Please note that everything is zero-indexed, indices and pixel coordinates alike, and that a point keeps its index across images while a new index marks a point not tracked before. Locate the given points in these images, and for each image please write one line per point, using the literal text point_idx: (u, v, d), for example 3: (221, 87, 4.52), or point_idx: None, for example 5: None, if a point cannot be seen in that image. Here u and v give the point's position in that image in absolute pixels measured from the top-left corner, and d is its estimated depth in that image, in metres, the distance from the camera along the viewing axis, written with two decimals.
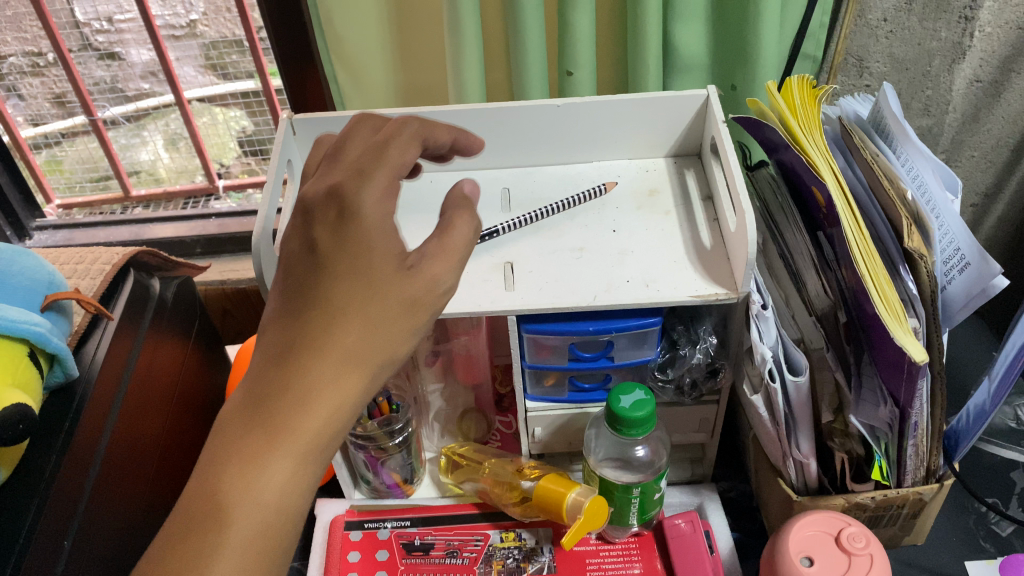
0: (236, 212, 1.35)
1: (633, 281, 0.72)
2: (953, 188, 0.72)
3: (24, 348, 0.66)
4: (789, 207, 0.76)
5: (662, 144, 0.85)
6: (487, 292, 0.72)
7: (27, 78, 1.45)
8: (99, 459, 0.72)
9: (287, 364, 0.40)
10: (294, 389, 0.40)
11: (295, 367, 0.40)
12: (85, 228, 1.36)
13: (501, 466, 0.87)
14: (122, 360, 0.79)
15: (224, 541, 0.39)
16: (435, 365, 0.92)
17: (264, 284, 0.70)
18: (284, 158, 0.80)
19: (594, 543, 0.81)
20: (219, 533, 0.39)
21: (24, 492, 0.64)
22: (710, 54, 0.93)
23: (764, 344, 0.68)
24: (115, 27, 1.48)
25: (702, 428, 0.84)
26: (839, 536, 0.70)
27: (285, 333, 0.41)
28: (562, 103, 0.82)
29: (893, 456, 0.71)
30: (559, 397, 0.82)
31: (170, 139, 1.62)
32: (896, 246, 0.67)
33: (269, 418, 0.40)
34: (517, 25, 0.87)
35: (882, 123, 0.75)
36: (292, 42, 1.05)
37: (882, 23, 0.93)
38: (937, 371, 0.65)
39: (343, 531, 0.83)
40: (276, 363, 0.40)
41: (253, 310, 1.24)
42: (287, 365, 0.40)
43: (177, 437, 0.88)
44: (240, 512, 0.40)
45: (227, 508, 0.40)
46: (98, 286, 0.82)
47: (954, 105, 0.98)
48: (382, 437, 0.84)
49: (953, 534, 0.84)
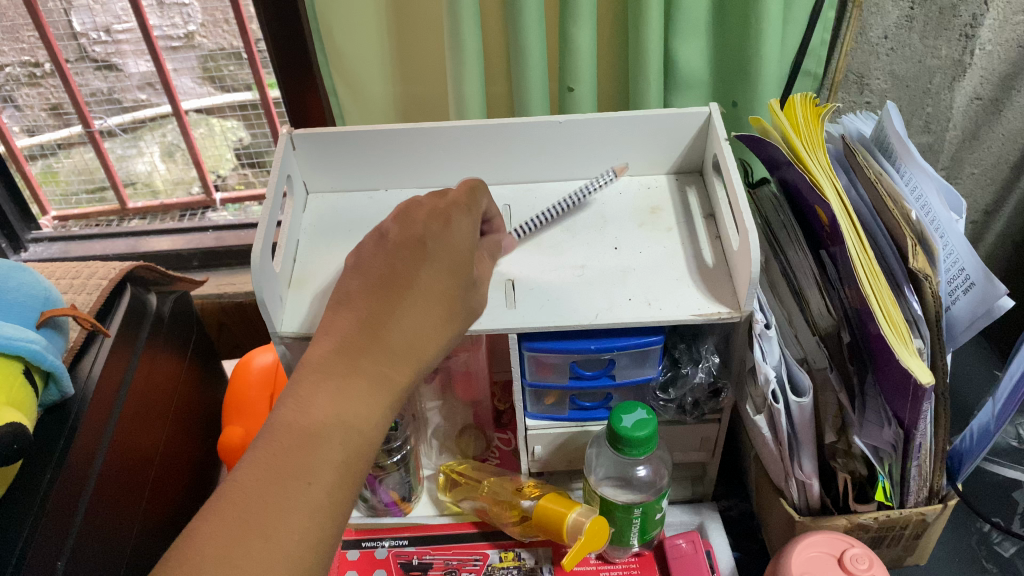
0: (233, 225, 1.35)
1: (635, 299, 0.72)
2: (957, 207, 0.72)
3: (19, 365, 0.65)
4: (791, 225, 0.76)
5: (663, 161, 0.85)
6: (488, 310, 0.72)
7: (23, 89, 1.44)
8: (93, 477, 0.71)
9: (378, 335, 0.53)
10: (383, 350, 0.53)
11: (383, 335, 0.53)
12: (80, 240, 1.35)
13: (500, 486, 0.84)
14: (118, 376, 0.78)
15: (311, 480, 0.48)
16: (434, 383, 0.92)
17: (265, 303, 0.69)
18: (283, 172, 0.80)
19: (593, 563, 0.80)
20: (305, 473, 0.48)
21: (17, 511, 0.63)
22: (711, 71, 0.93)
23: (767, 364, 0.68)
24: (113, 39, 1.46)
25: (703, 447, 0.83)
26: (842, 557, 0.69)
27: (379, 311, 0.54)
28: (564, 119, 0.82)
29: (896, 477, 0.70)
30: (559, 415, 0.81)
31: (167, 151, 1.62)
32: (900, 266, 0.66)
33: (359, 373, 0.52)
34: (518, 41, 0.87)
35: (885, 141, 0.75)
36: (292, 57, 1.05)
37: (883, 40, 0.93)
38: (941, 392, 0.65)
39: (340, 551, 0.83)
40: (367, 332, 0.53)
41: (250, 324, 1.23)
42: (374, 334, 0.53)
43: (172, 453, 0.87)
44: (327, 452, 0.49)
45: (313, 447, 0.48)
46: (94, 302, 0.81)
47: (954, 123, 0.98)
48: (380, 456, 0.82)
49: (955, 555, 0.84)
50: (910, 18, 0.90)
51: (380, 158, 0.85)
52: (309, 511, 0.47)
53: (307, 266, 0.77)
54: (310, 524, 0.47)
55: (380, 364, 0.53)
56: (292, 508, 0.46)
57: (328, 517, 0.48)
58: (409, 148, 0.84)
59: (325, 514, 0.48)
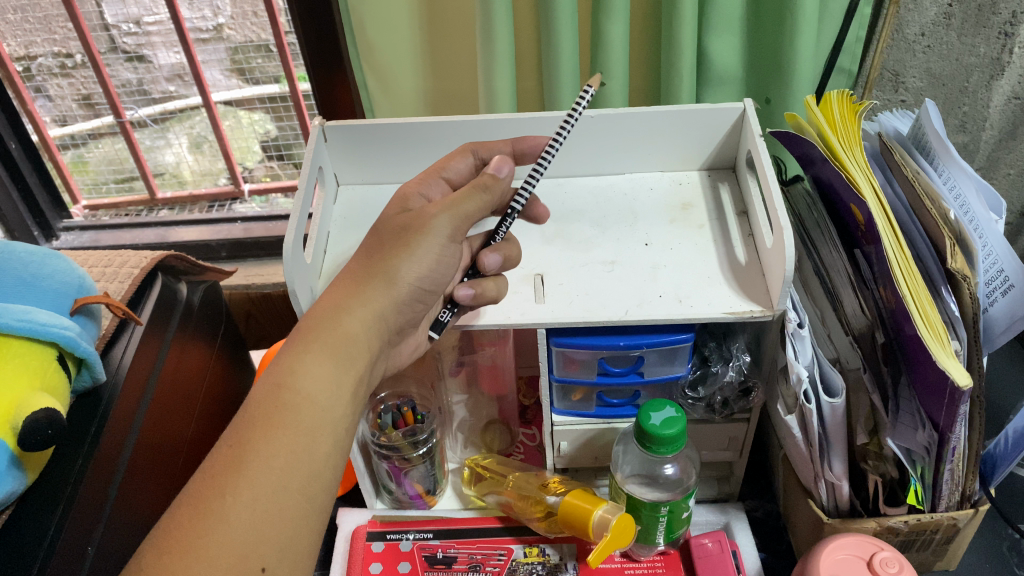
0: (261, 216, 1.36)
1: (666, 296, 0.71)
2: (997, 208, 0.70)
3: (53, 352, 0.66)
4: (826, 223, 0.75)
5: (695, 158, 0.84)
6: (516, 304, 0.72)
7: (56, 79, 1.45)
8: (125, 460, 0.72)
9: (331, 324, 0.58)
10: (335, 339, 0.57)
11: (334, 323, 0.58)
12: (110, 229, 1.37)
13: (525, 481, 0.86)
14: (150, 361, 0.80)
15: (272, 450, 0.52)
16: (459, 376, 0.93)
17: (295, 291, 0.69)
18: (315, 164, 0.80)
19: (619, 560, 0.80)
20: (266, 447, 0.52)
21: (49, 495, 0.64)
22: (745, 66, 0.92)
23: (800, 363, 0.67)
24: (143, 30, 1.45)
25: (730, 446, 0.83)
26: (871, 560, 0.68)
27: (326, 304, 0.59)
28: (596, 113, 0.81)
29: (929, 480, 0.69)
30: (585, 411, 0.81)
31: (194, 142, 1.62)
32: (938, 267, 0.65)
33: (312, 361, 0.56)
34: (551, 34, 0.86)
35: (923, 140, 0.74)
36: (322, 47, 1.05)
37: (920, 37, 0.91)
38: (978, 395, 0.63)
39: (365, 542, 0.83)
40: (319, 323, 0.58)
41: (276, 315, 1.25)
42: (325, 322, 0.58)
43: (201, 437, 0.88)
44: (288, 439, 0.53)
45: (282, 425, 0.53)
46: (126, 289, 0.82)
47: (991, 122, 0.96)
48: (406, 448, 0.83)
49: (985, 561, 0.82)
50: (949, 15, 0.89)
51: (411, 151, 0.85)
52: (263, 499, 0.50)
53: (338, 258, 0.78)
54: (264, 512, 0.50)
55: (335, 353, 0.57)
56: (248, 497, 0.50)
57: (288, 503, 0.51)
58: (438, 140, 0.84)
59: (281, 500, 0.51)
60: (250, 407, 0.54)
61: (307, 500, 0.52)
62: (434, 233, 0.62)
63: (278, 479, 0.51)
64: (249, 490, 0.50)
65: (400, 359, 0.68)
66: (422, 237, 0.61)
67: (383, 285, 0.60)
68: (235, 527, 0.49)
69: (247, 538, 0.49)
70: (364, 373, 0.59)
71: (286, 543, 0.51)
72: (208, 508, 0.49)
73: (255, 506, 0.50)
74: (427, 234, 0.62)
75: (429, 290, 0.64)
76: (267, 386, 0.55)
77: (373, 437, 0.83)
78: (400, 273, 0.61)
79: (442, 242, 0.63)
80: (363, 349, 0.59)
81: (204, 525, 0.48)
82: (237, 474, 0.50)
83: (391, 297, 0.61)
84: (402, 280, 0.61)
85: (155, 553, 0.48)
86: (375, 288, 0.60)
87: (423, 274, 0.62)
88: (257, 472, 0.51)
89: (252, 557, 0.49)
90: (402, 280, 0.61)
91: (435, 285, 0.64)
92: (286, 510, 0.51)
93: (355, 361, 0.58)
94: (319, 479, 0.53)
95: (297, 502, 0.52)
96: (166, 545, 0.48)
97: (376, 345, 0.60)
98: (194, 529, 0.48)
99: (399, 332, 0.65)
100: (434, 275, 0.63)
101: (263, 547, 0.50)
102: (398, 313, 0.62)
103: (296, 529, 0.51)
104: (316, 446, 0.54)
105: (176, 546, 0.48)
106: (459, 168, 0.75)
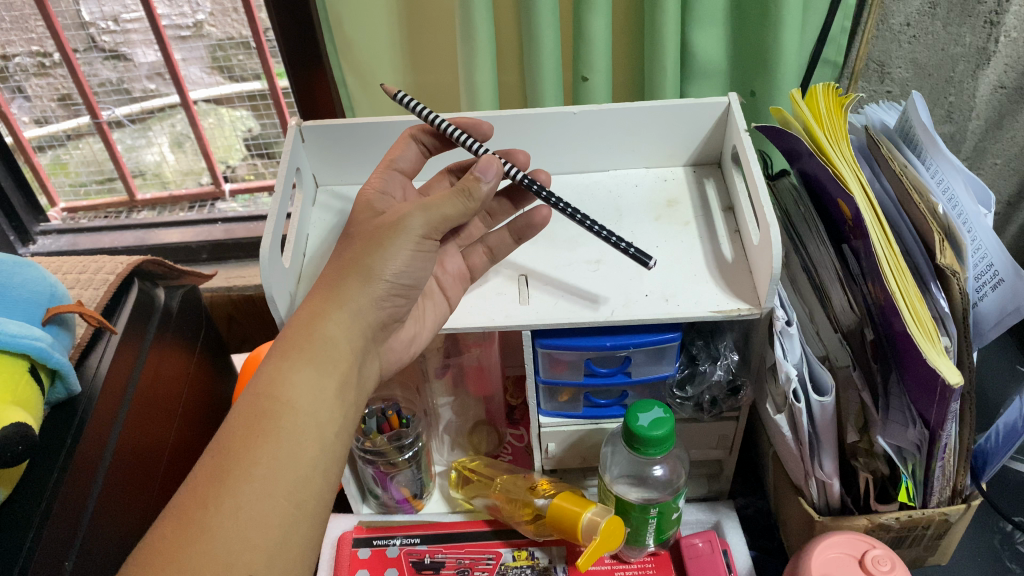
0: (242, 217, 1.33)
1: (652, 295, 0.70)
2: (985, 201, 0.69)
3: (26, 364, 0.64)
4: (812, 218, 0.74)
5: (678, 154, 0.83)
6: (502, 306, 0.70)
7: (32, 79, 1.41)
8: (102, 472, 0.70)
9: (306, 330, 0.57)
10: (314, 345, 0.56)
11: (310, 329, 0.57)
12: (89, 232, 1.35)
13: (513, 483, 0.84)
14: (126, 371, 0.77)
15: (257, 459, 0.51)
16: (445, 377, 0.91)
17: (273, 297, 0.67)
18: (292, 165, 0.79)
19: (609, 562, 0.79)
20: (249, 457, 0.51)
21: (23, 511, 0.62)
22: (729, 59, 0.90)
23: (788, 362, 0.66)
24: (122, 28, 1.41)
25: (720, 445, 0.82)
26: (863, 559, 0.67)
27: (304, 312, 0.58)
28: (579, 110, 0.80)
29: (920, 477, 0.68)
30: (572, 413, 0.80)
31: (177, 141, 1.59)
32: (926, 262, 0.64)
33: (292, 367, 0.55)
34: (532, 30, 0.85)
35: (910, 133, 0.73)
36: (300, 43, 1.02)
37: (905, 28, 0.90)
38: (968, 391, 0.63)
39: (350, 549, 0.81)
40: (295, 331, 0.57)
41: (260, 317, 1.23)
42: (300, 330, 0.57)
43: (181, 448, 0.86)
44: (271, 447, 0.51)
45: (266, 434, 0.52)
46: (100, 297, 0.80)
47: (977, 112, 0.95)
48: (392, 453, 0.82)
49: (977, 555, 0.82)
50: (934, 5, 0.88)
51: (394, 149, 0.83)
52: (249, 507, 0.49)
53: (318, 261, 0.76)
54: (251, 521, 0.49)
55: (313, 357, 0.56)
56: (232, 506, 0.49)
57: (275, 510, 0.50)
58: None
59: (267, 508, 0.50)
60: (231, 417, 0.53)
61: (297, 506, 0.51)
62: (407, 230, 0.60)
63: (262, 487, 0.50)
64: (233, 499, 0.49)
65: (395, 353, 0.66)
66: (396, 235, 0.60)
67: (359, 280, 0.59)
68: (220, 535, 0.48)
69: (232, 548, 0.48)
70: (350, 375, 0.58)
71: (276, 551, 0.49)
72: (190, 518, 0.48)
73: (239, 517, 0.48)
74: (399, 231, 0.60)
75: (409, 286, 0.62)
76: (249, 396, 0.54)
77: (358, 443, 0.81)
78: (378, 268, 0.59)
79: (417, 237, 0.60)
80: (344, 351, 0.58)
81: (189, 535, 0.47)
82: (220, 484, 0.49)
83: (366, 293, 0.59)
84: (378, 276, 0.59)
85: (138, 568, 0.46)
86: (351, 283, 0.59)
87: (400, 272, 0.60)
88: (241, 481, 0.50)
89: (239, 565, 0.47)
90: (377, 276, 0.59)
91: (416, 281, 0.62)
92: (273, 518, 0.50)
93: (338, 363, 0.57)
94: (308, 484, 0.52)
95: (287, 509, 0.50)
96: (151, 557, 0.47)
97: (359, 345, 0.59)
98: (177, 542, 0.47)
99: (384, 327, 0.63)
100: (411, 270, 0.61)
101: (250, 554, 0.48)
102: (376, 309, 0.61)
103: (287, 534, 0.50)
104: (302, 452, 0.52)
105: (159, 558, 0.46)
106: (407, 155, 0.75)
